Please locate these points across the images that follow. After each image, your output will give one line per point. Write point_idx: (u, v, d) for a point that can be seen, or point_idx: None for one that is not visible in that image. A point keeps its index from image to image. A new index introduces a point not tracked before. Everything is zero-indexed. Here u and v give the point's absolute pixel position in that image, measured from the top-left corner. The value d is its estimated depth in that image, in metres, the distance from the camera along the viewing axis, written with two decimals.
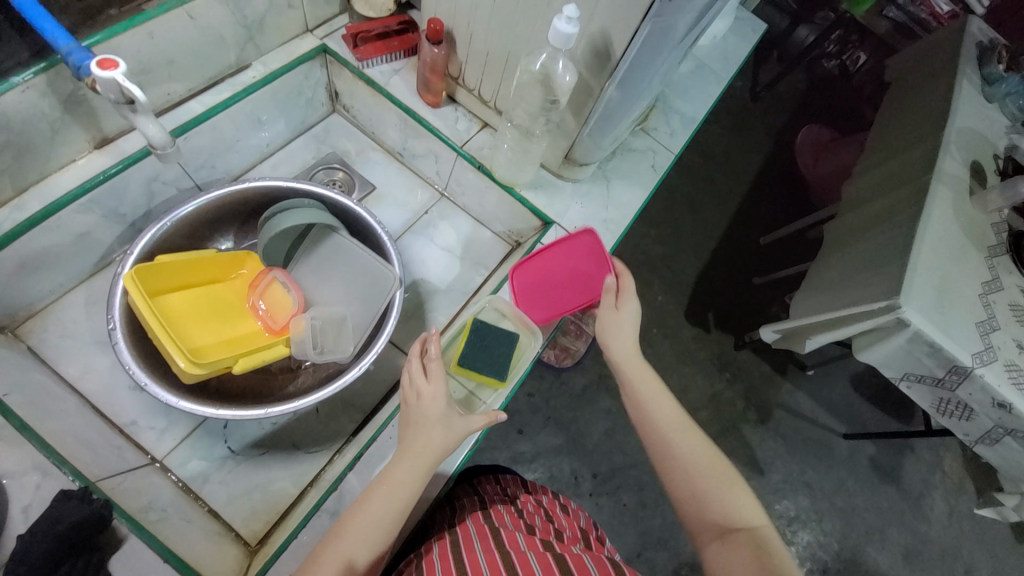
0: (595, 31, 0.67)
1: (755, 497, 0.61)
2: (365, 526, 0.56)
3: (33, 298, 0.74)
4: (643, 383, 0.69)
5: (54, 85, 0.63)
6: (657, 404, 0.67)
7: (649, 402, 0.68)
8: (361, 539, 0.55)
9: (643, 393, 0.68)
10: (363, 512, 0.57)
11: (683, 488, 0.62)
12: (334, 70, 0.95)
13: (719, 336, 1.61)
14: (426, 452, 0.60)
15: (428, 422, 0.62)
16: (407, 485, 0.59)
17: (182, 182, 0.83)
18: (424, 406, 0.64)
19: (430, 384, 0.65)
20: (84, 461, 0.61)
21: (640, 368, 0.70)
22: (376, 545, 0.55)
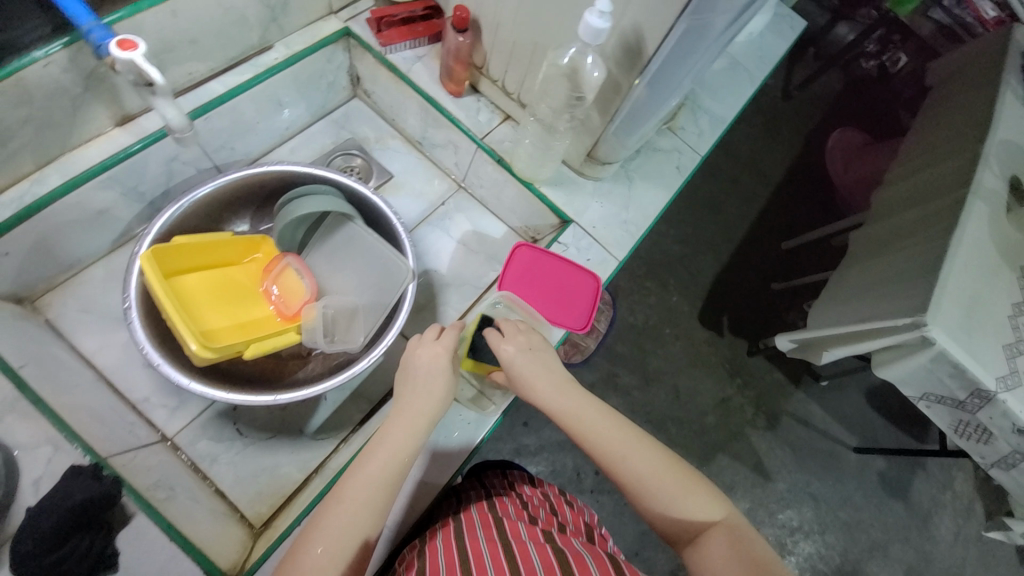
0: (627, 26, 0.64)
1: (712, 485, 0.61)
2: (366, 487, 0.54)
3: (54, 272, 0.75)
4: (581, 409, 0.64)
5: (77, 61, 0.63)
6: (602, 428, 0.62)
7: (590, 425, 0.62)
8: (364, 499, 0.53)
9: (582, 423, 0.63)
10: (364, 474, 0.55)
11: (651, 507, 0.58)
12: (357, 54, 0.93)
13: (732, 340, 1.58)
14: (425, 409, 0.62)
15: (428, 380, 0.64)
16: (407, 444, 0.59)
17: (201, 163, 0.83)
18: (422, 365, 0.65)
19: (437, 343, 0.67)
20: (97, 437, 0.62)
21: (570, 393, 0.65)
22: (378, 506, 0.54)
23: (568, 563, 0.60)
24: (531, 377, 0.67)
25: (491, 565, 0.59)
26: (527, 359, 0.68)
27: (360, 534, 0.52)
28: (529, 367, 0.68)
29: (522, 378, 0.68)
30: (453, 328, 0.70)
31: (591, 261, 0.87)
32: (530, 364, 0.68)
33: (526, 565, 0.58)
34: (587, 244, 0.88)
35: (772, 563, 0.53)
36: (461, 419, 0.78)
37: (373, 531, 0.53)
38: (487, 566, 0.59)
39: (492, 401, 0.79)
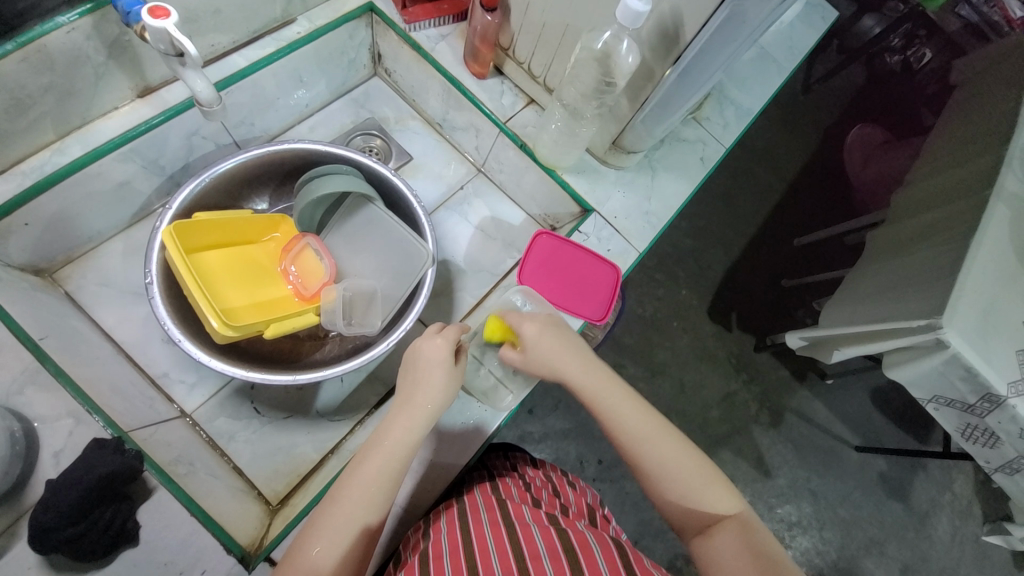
0: (666, 9, 0.62)
1: (729, 481, 0.61)
2: (363, 490, 0.54)
3: (74, 244, 0.75)
4: (604, 389, 0.64)
5: (100, 28, 0.61)
6: (623, 411, 0.62)
7: (611, 407, 0.63)
8: (360, 501, 0.54)
9: (603, 401, 0.63)
10: (359, 477, 0.55)
11: (664, 494, 0.60)
12: (379, 31, 0.91)
13: (740, 336, 1.58)
14: (425, 407, 0.60)
15: (428, 378, 0.61)
16: (406, 443, 0.58)
17: (221, 138, 0.82)
18: (425, 363, 0.62)
19: (438, 337, 0.64)
20: (121, 409, 0.63)
21: (597, 374, 0.65)
22: (374, 508, 0.54)
23: (569, 544, 0.60)
24: (555, 354, 0.66)
25: (495, 547, 0.60)
26: (552, 335, 0.67)
27: (357, 535, 0.53)
28: (551, 342, 0.67)
29: (546, 355, 0.66)
30: (456, 323, 0.67)
31: (611, 252, 0.86)
32: (555, 341, 0.67)
33: (529, 551, 0.58)
34: (608, 234, 0.86)
35: (783, 562, 0.53)
36: (478, 407, 0.77)
37: (371, 530, 0.54)
38: (491, 548, 0.59)
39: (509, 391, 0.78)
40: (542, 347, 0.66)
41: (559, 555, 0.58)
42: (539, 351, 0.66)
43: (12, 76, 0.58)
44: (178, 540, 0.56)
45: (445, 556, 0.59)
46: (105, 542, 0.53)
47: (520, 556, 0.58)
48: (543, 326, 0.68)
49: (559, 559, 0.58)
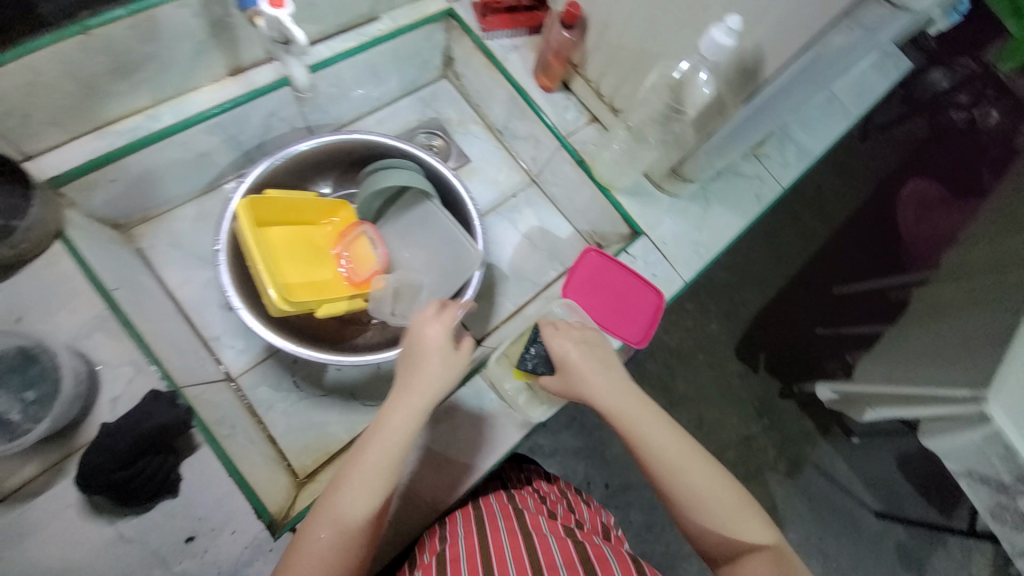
0: (748, 47, 0.62)
1: (761, 508, 0.61)
2: (367, 477, 0.55)
3: (152, 205, 0.79)
4: (640, 414, 0.62)
5: (208, 8, 0.65)
6: (660, 440, 0.60)
7: (646, 436, 0.61)
8: (365, 487, 0.55)
9: (638, 429, 0.61)
10: (362, 465, 0.56)
11: (699, 526, 0.59)
12: (455, 36, 0.94)
13: (766, 379, 1.53)
14: (425, 394, 0.60)
15: (427, 365, 0.62)
16: (407, 429, 0.58)
17: (296, 122, 0.86)
18: (425, 352, 0.62)
19: (436, 322, 0.65)
20: (177, 367, 0.66)
21: (633, 399, 0.63)
22: (378, 493, 0.55)
23: (586, 558, 0.60)
24: (589, 379, 0.64)
25: (512, 554, 0.60)
26: (587, 360, 0.66)
27: (364, 518, 0.54)
28: (588, 365, 0.65)
29: (580, 383, 0.65)
30: (454, 305, 0.67)
31: (657, 276, 0.86)
32: (592, 364, 0.66)
33: (546, 561, 0.58)
34: (655, 259, 0.86)
35: None
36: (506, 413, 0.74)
37: (377, 513, 0.55)
38: (507, 555, 0.60)
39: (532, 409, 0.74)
40: (576, 369, 0.65)
41: (575, 566, 0.58)
42: (574, 374, 0.65)
43: (125, 43, 0.62)
44: (214, 498, 0.59)
45: (461, 560, 0.59)
46: (149, 489, 0.56)
47: (536, 565, 0.58)
48: (579, 356, 0.66)
49: (576, 567, 0.58)
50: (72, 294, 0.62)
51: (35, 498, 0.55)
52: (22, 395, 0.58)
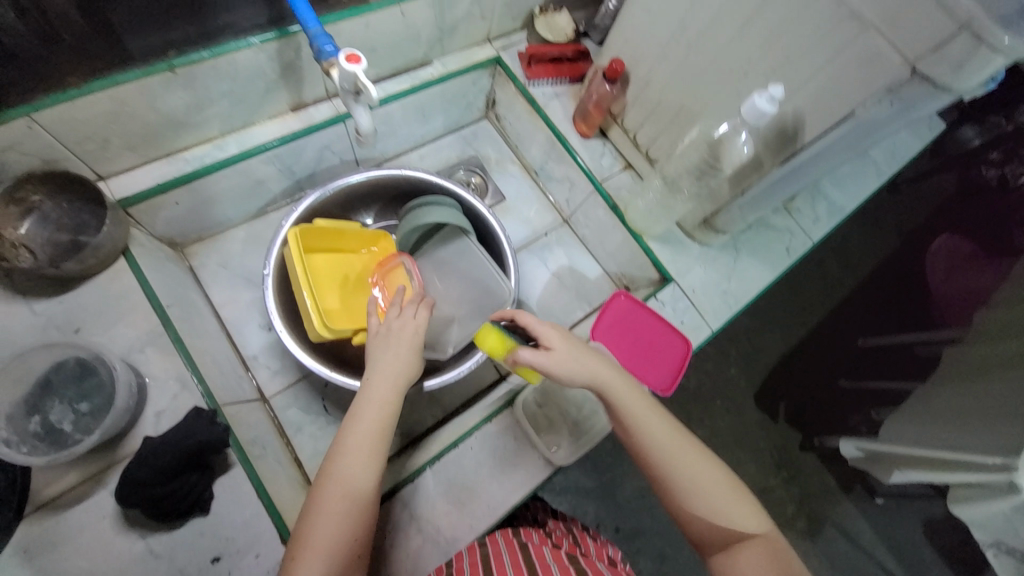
0: (788, 112, 0.65)
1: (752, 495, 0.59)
2: (359, 451, 0.56)
3: (207, 226, 0.84)
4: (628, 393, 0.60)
5: (280, 52, 0.70)
6: (648, 419, 0.58)
7: (635, 415, 0.59)
8: (359, 462, 0.55)
9: (628, 409, 0.59)
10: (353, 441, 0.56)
11: (693, 514, 0.57)
12: (500, 82, 0.99)
13: (786, 430, 1.49)
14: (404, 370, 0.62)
15: (403, 345, 0.64)
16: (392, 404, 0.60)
17: (346, 155, 0.91)
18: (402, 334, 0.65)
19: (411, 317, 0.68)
20: (217, 384, 0.68)
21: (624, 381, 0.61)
22: (374, 465, 0.56)
23: None
24: (574, 357, 0.60)
25: None
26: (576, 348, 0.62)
27: (364, 491, 0.54)
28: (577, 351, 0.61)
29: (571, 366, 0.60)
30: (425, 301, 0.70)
31: (685, 324, 0.86)
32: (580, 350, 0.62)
33: None
34: (684, 306, 0.87)
35: None
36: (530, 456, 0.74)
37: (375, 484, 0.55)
38: None
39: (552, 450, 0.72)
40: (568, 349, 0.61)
41: None
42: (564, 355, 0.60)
43: (204, 81, 0.67)
44: (242, 519, 0.60)
45: None
46: (181, 508, 0.57)
47: None
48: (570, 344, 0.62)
49: None
50: (128, 309, 0.66)
51: (72, 508, 0.56)
52: (75, 407, 0.59)
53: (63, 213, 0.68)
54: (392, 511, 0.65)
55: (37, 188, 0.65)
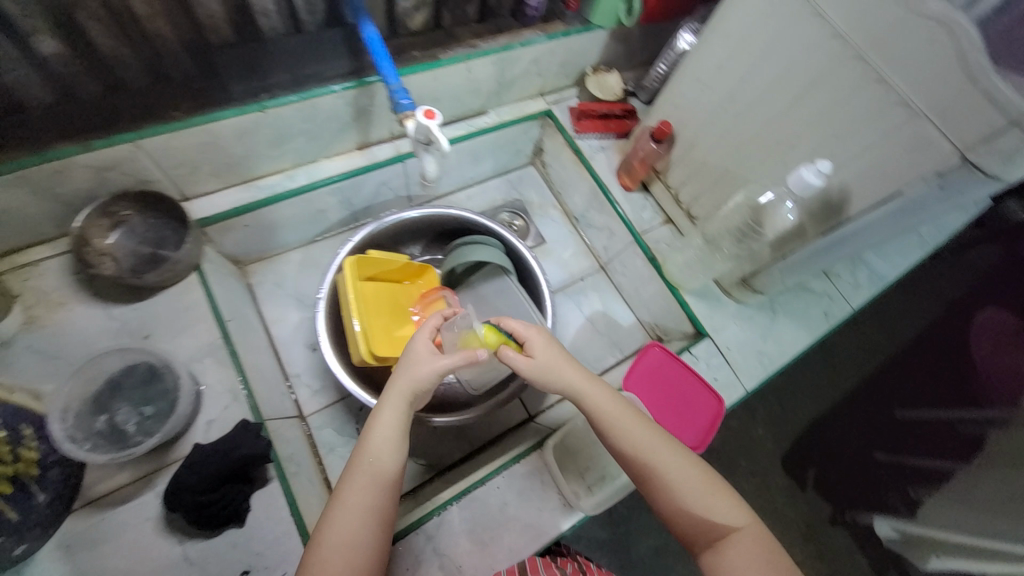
0: (833, 185, 0.67)
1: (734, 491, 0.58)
2: (365, 478, 0.55)
3: (268, 248, 0.90)
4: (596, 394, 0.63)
5: (356, 99, 0.77)
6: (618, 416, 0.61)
7: (604, 415, 0.62)
8: (365, 487, 0.55)
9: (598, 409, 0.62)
10: (360, 468, 0.56)
11: (672, 508, 0.57)
12: (549, 132, 1.05)
13: (813, 499, 1.39)
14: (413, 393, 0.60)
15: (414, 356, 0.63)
16: (398, 429, 0.59)
17: (400, 191, 0.97)
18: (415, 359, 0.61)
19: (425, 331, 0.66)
20: (263, 399, 0.72)
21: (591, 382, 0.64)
22: (381, 491, 0.55)
23: None
24: (551, 361, 0.64)
25: None
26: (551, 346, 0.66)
27: (373, 517, 0.54)
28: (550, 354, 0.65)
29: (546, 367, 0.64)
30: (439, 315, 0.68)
31: (719, 380, 0.85)
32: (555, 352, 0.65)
33: None
34: (718, 362, 0.86)
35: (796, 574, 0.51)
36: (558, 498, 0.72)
37: (383, 510, 0.55)
38: None
39: (576, 496, 0.71)
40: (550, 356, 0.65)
41: None
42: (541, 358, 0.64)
43: (287, 120, 0.74)
44: (273, 535, 0.61)
45: None
46: (221, 517, 0.59)
47: None
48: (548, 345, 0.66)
49: None
50: (193, 320, 0.71)
51: (117, 507, 0.59)
52: (139, 409, 0.64)
53: (149, 228, 0.73)
54: (415, 542, 0.65)
55: (128, 205, 0.71)
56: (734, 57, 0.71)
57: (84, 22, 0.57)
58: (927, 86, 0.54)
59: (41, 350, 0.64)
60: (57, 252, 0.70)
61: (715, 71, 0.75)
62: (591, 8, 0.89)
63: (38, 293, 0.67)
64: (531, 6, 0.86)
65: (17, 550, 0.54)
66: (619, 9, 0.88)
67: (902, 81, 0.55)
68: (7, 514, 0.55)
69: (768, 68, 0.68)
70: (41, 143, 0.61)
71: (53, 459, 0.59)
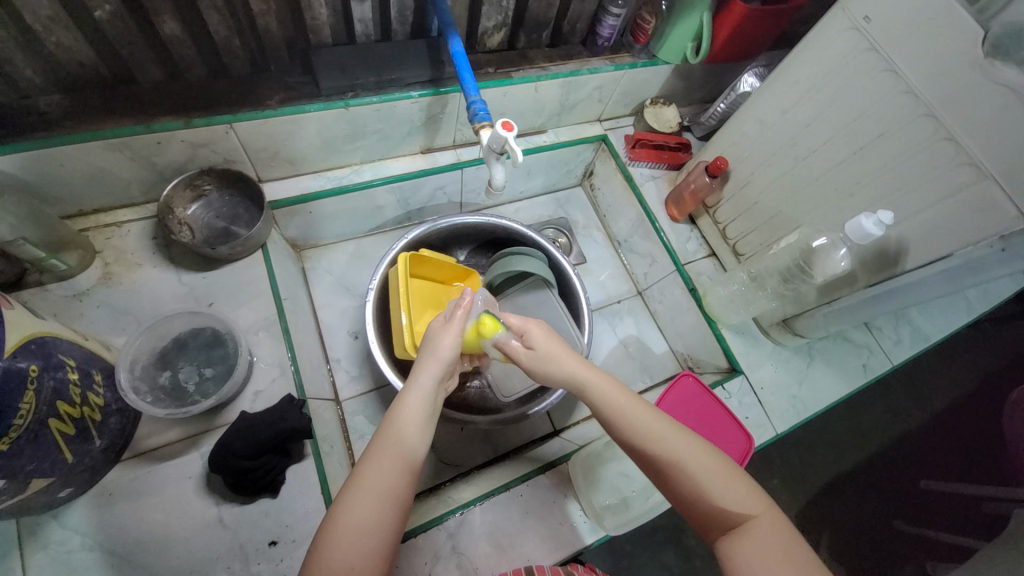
0: (890, 236, 0.69)
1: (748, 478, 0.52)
2: (382, 459, 0.50)
3: (325, 236, 0.94)
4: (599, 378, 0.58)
5: (431, 105, 0.81)
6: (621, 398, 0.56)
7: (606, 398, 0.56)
8: (382, 468, 0.49)
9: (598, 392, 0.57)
10: (379, 449, 0.50)
11: (680, 492, 0.52)
12: (601, 156, 1.08)
13: (825, 563, 1.28)
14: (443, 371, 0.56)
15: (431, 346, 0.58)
16: (425, 412, 0.54)
17: (454, 197, 1.01)
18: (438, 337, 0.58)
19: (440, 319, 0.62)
20: (307, 378, 0.74)
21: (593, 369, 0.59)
22: (399, 477, 0.49)
23: None
24: (557, 350, 0.60)
25: None
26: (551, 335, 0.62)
27: (390, 504, 0.48)
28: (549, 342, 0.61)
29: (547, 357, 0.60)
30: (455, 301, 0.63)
31: (749, 420, 0.84)
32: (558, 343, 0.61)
33: None
34: (750, 402, 0.86)
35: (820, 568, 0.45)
36: (581, 515, 0.72)
37: (402, 498, 0.49)
38: None
39: (599, 516, 0.71)
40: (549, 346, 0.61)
41: None
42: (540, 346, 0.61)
43: (365, 118, 0.78)
44: (304, 510, 0.62)
45: None
46: (259, 484, 0.61)
47: None
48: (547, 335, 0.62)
49: None
50: (254, 295, 0.75)
51: (162, 462, 0.62)
52: (200, 370, 0.68)
53: (225, 204, 0.79)
54: (435, 538, 0.65)
55: (212, 180, 0.76)
56: (800, 103, 0.73)
57: (205, 9, 0.62)
58: (998, 151, 0.54)
59: (112, 305, 0.69)
60: (140, 216, 0.75)
61: (779, 115, 0.77)
62: (659, 43, 0.92)
63: (118, 252, 0.72)
64: (603, 35, 0.89)
65: (60, 493, 0.55)
66: (688, 46, 0.91)
67: (972, 143, 0.56)
68: (66, 455, 0.53)
69: (834, 117, 0.70)
70: (146, 114, 0.66)
71: (113, 407, 0.60)
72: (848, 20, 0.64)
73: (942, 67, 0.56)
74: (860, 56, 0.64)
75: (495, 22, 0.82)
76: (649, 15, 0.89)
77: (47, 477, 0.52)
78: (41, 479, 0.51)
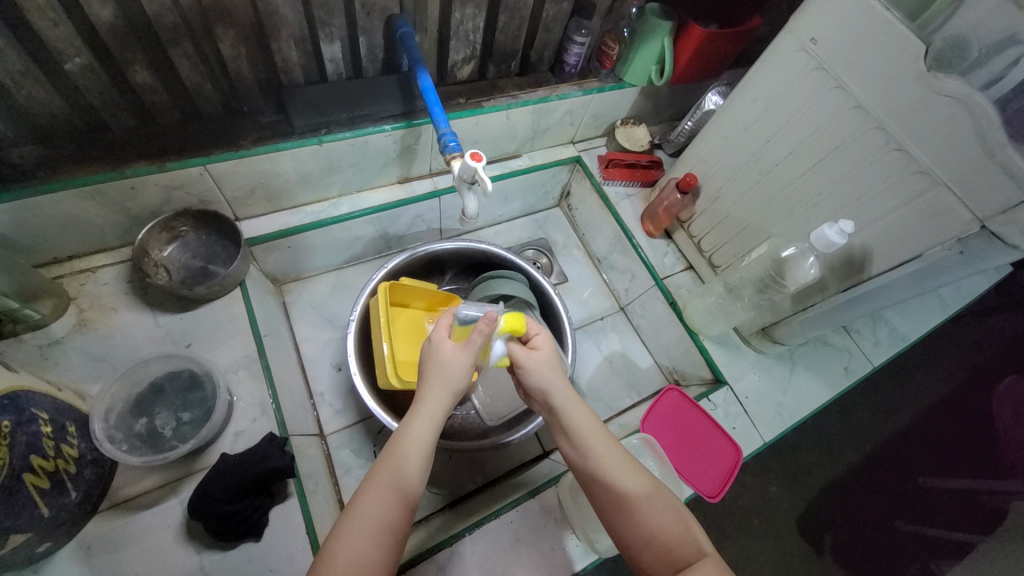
0: (855, 244, 0.71)
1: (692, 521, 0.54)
2: (383, 489, 0.50)
3: (303, 269, 0.94)
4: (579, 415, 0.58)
5: (404, 137, 0.83)
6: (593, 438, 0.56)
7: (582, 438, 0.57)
8: (385, 499, 0.50)
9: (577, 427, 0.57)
10: (378, 476, 0.51)
11: (640, 527, 0.52)
12: (576, 176, 1.10)
13: (830, 568, 1.27)
14: (451, 396, 0.56)
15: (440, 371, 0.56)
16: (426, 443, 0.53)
17: (433, 225, 1.03)
18: (441, 347, 0.57)
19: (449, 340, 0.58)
20: (289, 415, 0.74)
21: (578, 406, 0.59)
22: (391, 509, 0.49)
23: None
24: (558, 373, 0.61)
25: None
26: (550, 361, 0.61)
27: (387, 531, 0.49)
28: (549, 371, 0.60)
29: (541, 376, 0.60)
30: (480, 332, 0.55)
31: (736, 429, 0.84)
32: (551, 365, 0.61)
33: None
34: (736, 412, 0.86)
35: None
36: (573, 539, 0.71)
37: (396, 530, 0.49)
38: None
39: (592, 539, 0.70)
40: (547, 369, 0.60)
41: None
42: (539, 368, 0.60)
43: (339, 153, 0.79)
44: (289, 552, 0.60)
45: None
46: (240, 529, 0.59)
47: None
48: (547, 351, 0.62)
49: None
50: (234, 333, 0.75)
51: (140, 512, 0.60)
52: (178, 415, 0.66)
53: (202, 244, 0.79)
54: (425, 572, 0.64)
55: (188, 221, 0.76)
56: (759, 120, 0.76)
57: (177, 58, 0.63)
58: (946, 159, 0.57)
59: (89, 352, 0.68)
60: (115, 261, 0.75)
61: (741, 131, 0.80)
62: (625, 67, 0.95)
63: (92, 297, 0.72)
64: (569, 63, 0.93)
65: (39, 548, 0.53)
66: (652, 69, 0.95)
67: (923, 153, 0.59)
68: (43, 509, 0.52)
69: (791, 133, 0.72)
70: (120, 161, 0.67)
71: (88, 458, 0.59)
72: (796, 42, 0.67)
73: (887, 82, 0.59)
74: (810, 75, 0.67)
75: (463, 55, 0.84)
76: (613, 43, 0.92)
77: (24, 532, 0.50)
78: (18, 535, 0.50)
